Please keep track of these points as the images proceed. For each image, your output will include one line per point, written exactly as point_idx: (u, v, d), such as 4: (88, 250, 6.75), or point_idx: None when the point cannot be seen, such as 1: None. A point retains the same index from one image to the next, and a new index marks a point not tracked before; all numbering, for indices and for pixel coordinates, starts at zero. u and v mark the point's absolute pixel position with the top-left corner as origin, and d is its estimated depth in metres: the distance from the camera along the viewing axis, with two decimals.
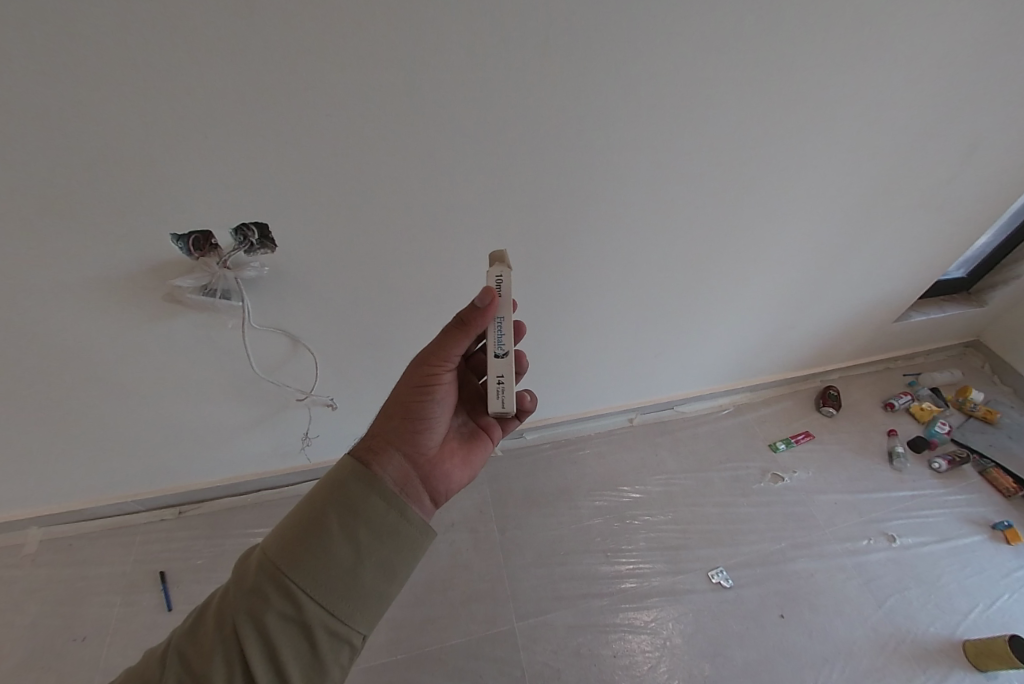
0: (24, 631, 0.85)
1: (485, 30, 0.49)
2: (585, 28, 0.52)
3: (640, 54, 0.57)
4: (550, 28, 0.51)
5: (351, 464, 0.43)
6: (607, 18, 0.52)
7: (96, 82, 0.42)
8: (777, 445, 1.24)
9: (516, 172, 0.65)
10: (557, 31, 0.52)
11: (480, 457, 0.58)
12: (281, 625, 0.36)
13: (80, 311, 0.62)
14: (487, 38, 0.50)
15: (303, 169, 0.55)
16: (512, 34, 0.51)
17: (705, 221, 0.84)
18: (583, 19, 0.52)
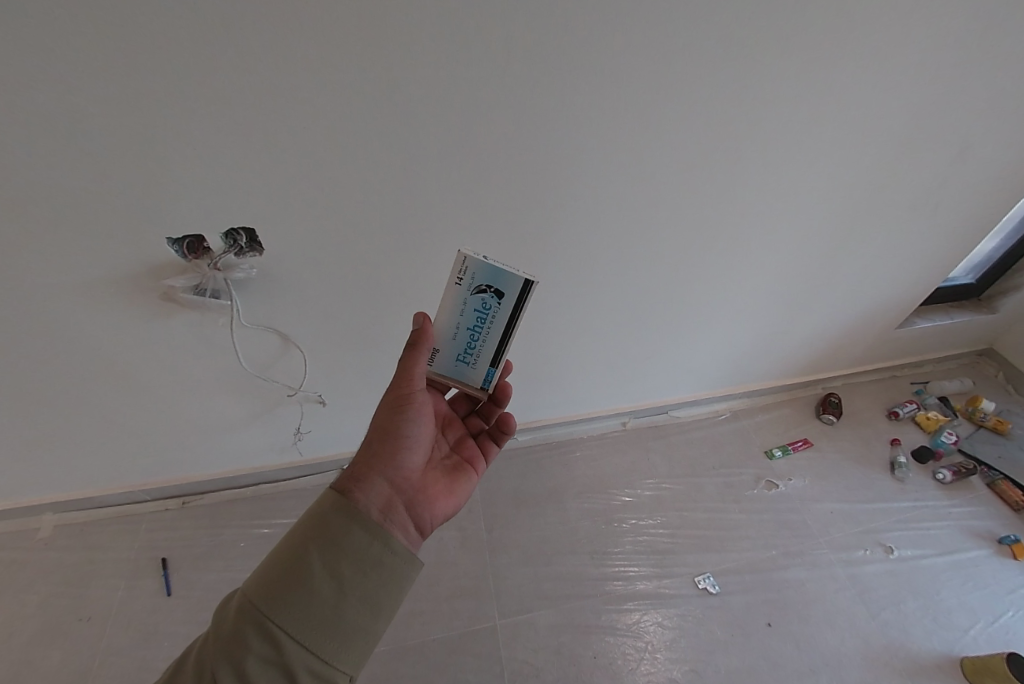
0: (37, 609, 0.91)
1: (448, 41, 0.52)
2: (547, 36, 0.54)
3: (604, 61, 0.58)
4: (511, 37, 0.53)
5: (337, 494, 0.44)
6: (568, 27, 0.54)
7: (88, 98, 0.47)
8: (773, 452, 1.23)
9: (491, 177, 0.67)
10: (520, 40, 0.54)
11: (467, 486, 0.60)
12: (260, 671, 0.35)
13: (86, 309, 0.67)
14: (451, 47, 0.53)
15: (282, 175, 0.58)
16: (475, 43, 0.53)
17: (687, 227, 0.85)
18: (544, 27, 0.53)
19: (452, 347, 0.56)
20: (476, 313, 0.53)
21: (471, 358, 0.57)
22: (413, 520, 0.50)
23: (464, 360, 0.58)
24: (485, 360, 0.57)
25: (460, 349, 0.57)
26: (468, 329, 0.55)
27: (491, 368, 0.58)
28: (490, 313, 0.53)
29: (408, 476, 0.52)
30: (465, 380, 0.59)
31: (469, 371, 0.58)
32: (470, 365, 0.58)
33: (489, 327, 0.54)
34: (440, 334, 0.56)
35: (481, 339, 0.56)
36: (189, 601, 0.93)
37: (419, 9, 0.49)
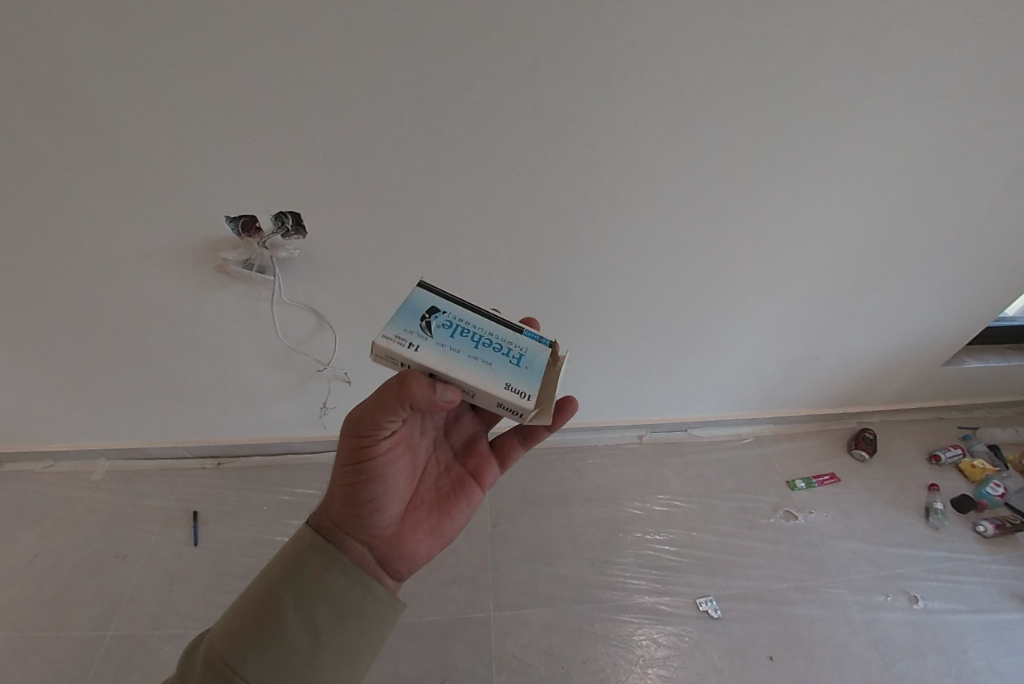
0: (85, 542, 1.02)
1: (483, 46, 0.56)
2: (575, 45, 0.58)
3: (631, 71, 0.61)
4: (542, 45, 0.57)
5: (312, 548, 0.48)
6: (596, 37, 0.57)
7: (172, 84, 0.55)
8: (795, 483, 1.18)
9: (518, 178, 0.70)
10: (550, 48, 0.57)
11: (463, 514, 0.62)
12: None
13: (152, 274, 0.76)
14: (485, 53, 0.57)
15: (326, 164, 0.65)
16: (508, 48, 0.57)
17: (714, 242, 0.85)
18: (573, 36, 0.57)
19: (500, 366, 0.48)
20: (455, 336, 0.48)
21: (514, 348, 0.49)
22: (391, 566, 0.54)
23: (519, 360, 0.49)
24: (514, 336, 0.50)
25: (506, 359, 0.49)
26: (477, 348, 0.48)
27: (525, 330, 0.51)
28: (453, 320, 0.49)
29: (386, 523, 0.54)
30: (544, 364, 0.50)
31: (531, 357, 0.49)
32: (522, 353, 0.49)
33: (473, 327, 0.50)
34: (481, 374, 0.47)
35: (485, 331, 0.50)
36: (212, 553, 1.01)
37: (458, 16, 0.54)
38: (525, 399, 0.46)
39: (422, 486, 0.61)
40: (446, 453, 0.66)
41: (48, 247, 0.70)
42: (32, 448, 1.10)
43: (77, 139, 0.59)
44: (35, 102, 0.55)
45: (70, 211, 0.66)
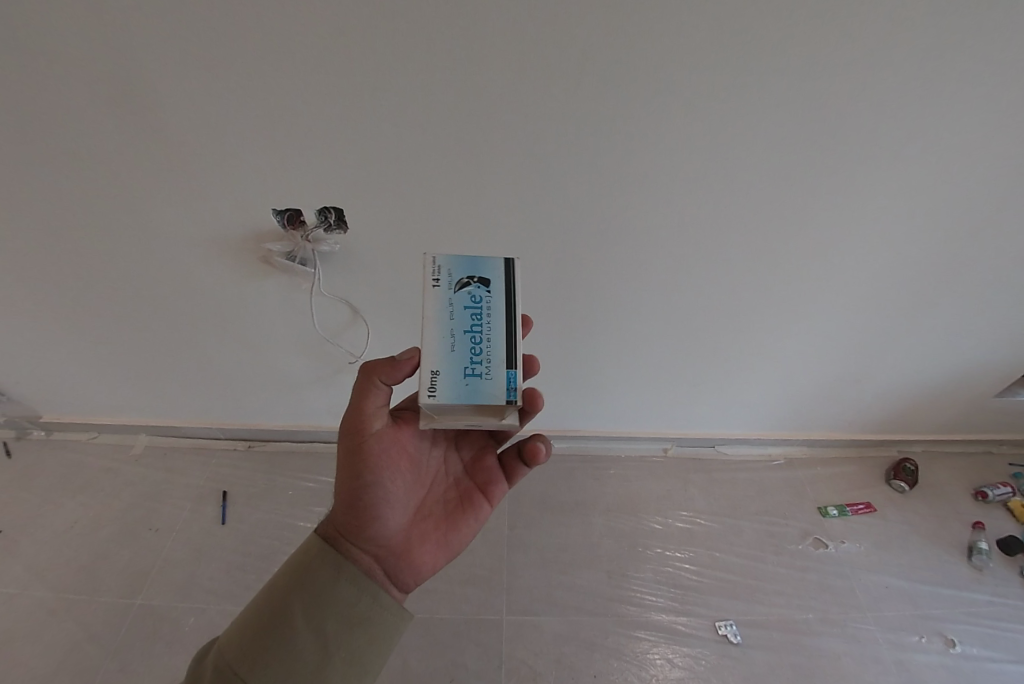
0: (123, 512, 1.07)
1: (533, 48, 0.56)
2: (626, 49, 0.57)
3: (682, 77, 0.59)
4: (593, 48, 0.56)
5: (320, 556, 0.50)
6: (649, 40, 0.56)
7: (231, 79, 0.58)
8: (827, 510, 1.14)
9: (558, 182, 0.70)
10: (601, 51, 0.57)
11: (469, 528, 0.63)
12: None
13: (202, 260, 0.80)
14: (535, 54, 0.57)
15: (369, 160, 0.66)
16: (558, 51, 0.57)
17: (755, 257, 0.83)
18: (625, 40, 0.56)
19: (457, 362, 0.51)
20: (468, 310, 0.54)
21: (482, 366, 0.52)
22: (398, 576, 0.55)
23: (476, 375, 0.51)
24: (499, 363, 0.52)
25: (467, 361, 0.52)
26: (466, 339, 0.52)
27: (510, 369, 0.52)
28: (483, 306, 0.54)
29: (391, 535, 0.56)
30: (486, 398, 0.50)
31: (489, 385, 0.51)
32: (484, 376, 0.51)
33: (486, 325, 0.53)
34: (435, 348, 0.52)
35: (483, 338, 0.53)
36: (238, 533, 1.04)
37: (510, 16, 0.54)
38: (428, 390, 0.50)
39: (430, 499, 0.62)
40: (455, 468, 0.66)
41: (110, 230, 0.75)
42: (79, 419, 1.16)
43: (142, 129, 0.62)
44: (109, 92, 0.59)
45: (133, 196, 0.70)
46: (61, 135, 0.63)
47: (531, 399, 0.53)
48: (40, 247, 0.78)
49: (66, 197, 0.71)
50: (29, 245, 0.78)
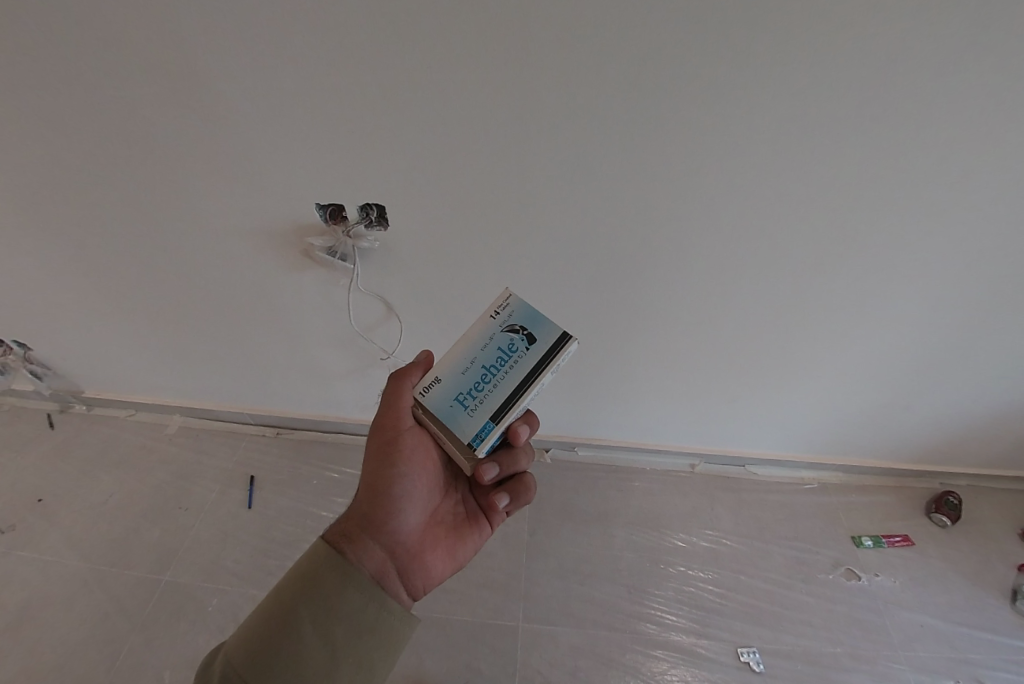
0: (155, 489, 1.11)
1: (594, 48, 0.54)
2: (693, 51, 0.54)
3: (749, 83, 0.56)
4: (657, 49, 0.54)
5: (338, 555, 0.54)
6: (717, 43, 0.53)
7: (284, 73, 0.58)
8: (861, 540, 1.09)
9: (604, 188, 0.68)
10: (665, 52, 0.54)
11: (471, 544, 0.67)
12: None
13: (244, 250, 0.81)
14: (595, 54, 0.54)
15: (415, 159, 0.65)
16: (620, 51, 0.54)
17: (805, 274, 0.79)
18: (692, 42, 0.53)
19: (458, 386, 0.56)
20: (498, 352, 0.56)
21: (472, 406, 0.55)
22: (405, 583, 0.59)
23: (463, 405, 0.55)
24: (486, 412, 0.54)
25: (466, 390, 0.56)
26: (477, 373, 0.56)
27: (489, 420, 0.53)
28: (512, 357, 0.55)
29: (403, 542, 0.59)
30: (454, 428, 0.55)
31: (465, 421, 0.54)
32: (468, 411, 0.55)
33: (502, 374, 0.55)
34: (450, 365, 0.57)
35: (490, 382, 0.55)
36: (263, 518, 1.06)
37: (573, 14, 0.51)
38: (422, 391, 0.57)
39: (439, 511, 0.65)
40: (460, 487, 0.70)
41: (158, 217, 0.77)
42: (119, 397, 1.20)
43: (195, 120, 0.63)
44: (169, 81, 0.60)
45: (185, 184, 0.72)
46: (122, 122, 0.65)
47: (479, 471, 0.56)
48: (94, 230, 0.81)
49: (120, 183, 0.73)
50: (85, 227, 0.81)
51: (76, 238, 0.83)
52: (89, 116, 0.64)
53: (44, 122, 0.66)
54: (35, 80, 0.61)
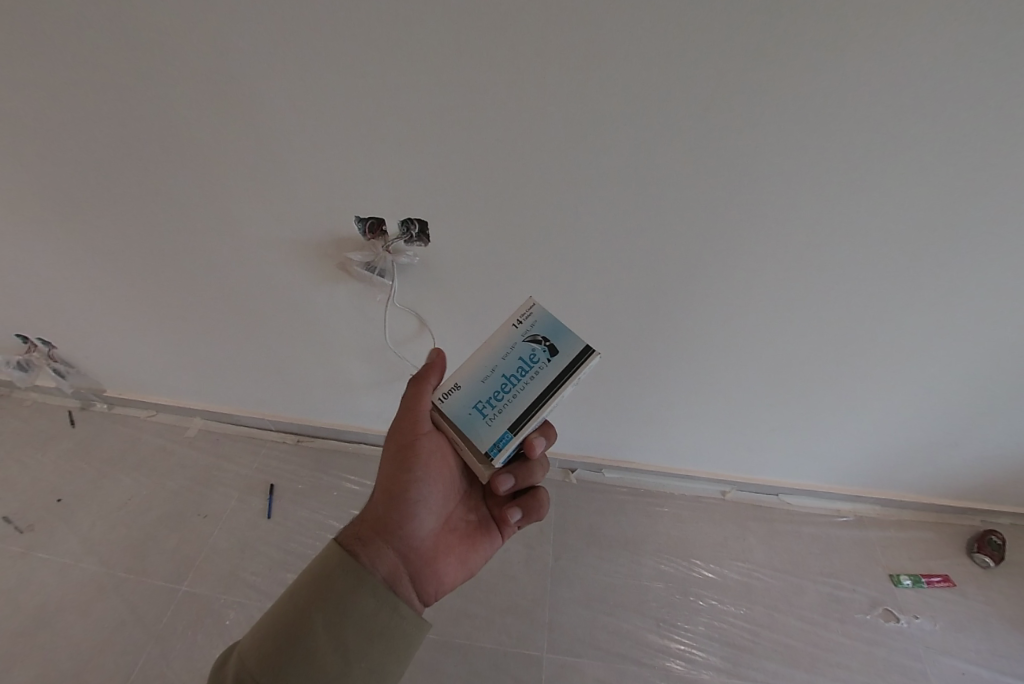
0: (173, 494, 1.09)
1: (666, 66, 0.50)
2: (775, 73, 0.49)
3: (833, 108, 0.51)
4: (736, 69, 0.49)
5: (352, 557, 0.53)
6: (804, 65, 0.48)
7: (331, 83, 0.55)
8: (901, 579, 1.04)
9: (661, 212, 0.64)
10: (745, 73, 0.49)
11: (482, 551, 0.66)
12: None
13: (278, 260, 0.78)
14: (668, 72, 0.50)
15: (462, 175, 0.62)
16: (694, 70, 0.50)
17: (866, 306, 0.74)
18: (775, 63, 0.48)
19: (477, 393, 0.53)
20: (518, 361, 0.53)
21: (489, 414, 0.51)
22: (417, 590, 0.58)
23: (481, 413, 0.52)
24: (504, 422, 0.50)
25: (484, 398, 0.52)
26: (496, 381, 0.53)
27: (508, 431, 0.50)
28: (534, 368, 0.53)
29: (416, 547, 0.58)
30: (470, 437, 0.51)
31: (482, 429, 0.51)
32: (485, 420, 0.51)
33: (522, 384, 0.52)
34: (470, 371, 0.54)
35: (510, 393, 0.52)
36: (282, 529, 1.04)
37: (648, 29, 0.47)
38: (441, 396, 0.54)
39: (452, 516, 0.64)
40: (476, 494, 0.69)
41: (193, 224, 0.75)
42: (140, 397, 1.19)
43: (237, 127, 0.61)
44: (210, 87, 0.57)
45: (221, 191, 0.69)
46: (160, 127, 0.62)
47: (495, 481, 0.55)
48: (127, 234, 0.79)
49: (155, 188, 0.71)
50: (117, 231, 0.79)
51: (107, 241, 0.81)
52: (127, 120, 0.62)
53: (82, 125, 0.64)
54: (74, 83, 0.59)
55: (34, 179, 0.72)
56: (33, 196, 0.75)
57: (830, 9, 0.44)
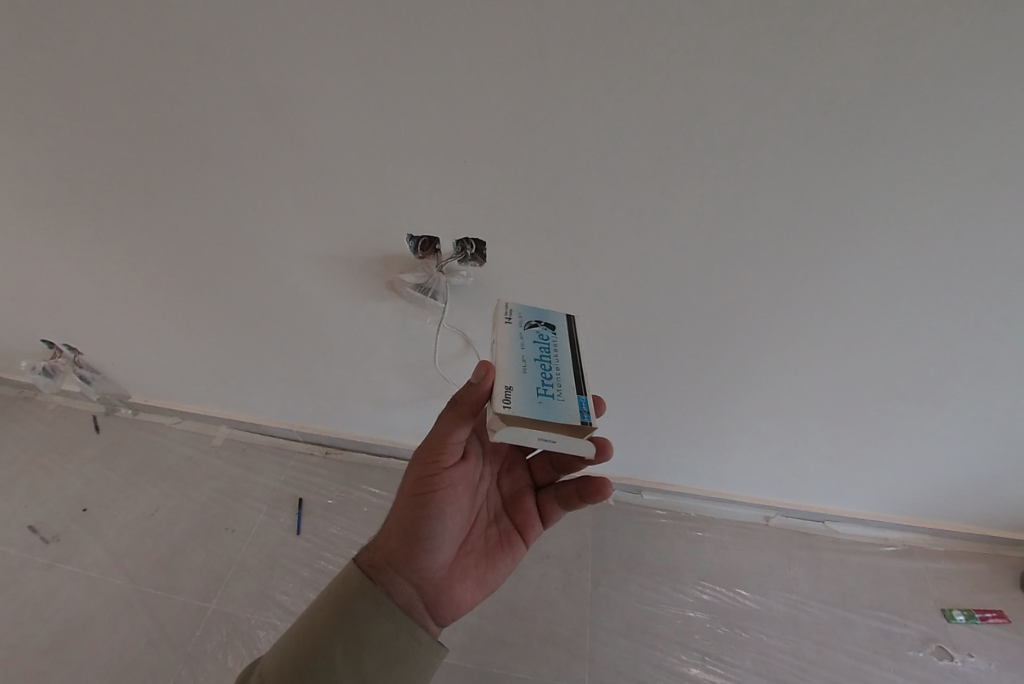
0: (201, 507, 1.08)
1: (756, 88, 0.46)
2: (875, 97, 0.45)
3: (936, 134, 0.47)
4: (834, 91, 0.45)
5: (367, 580, 0.51)
6: (909, 88, 0.44)
7: (386, 104, 0.51)
8: (954, 614, 0.99)
9: (733, 244, 0.60)
10: (844, 93, 0.45)
11: (505, 569, 0.60)
12: None
13: (321, 281, 0.75)
14: (758, 94, 0.46)
15: (521, 202, 0.58)
16: (789, 91, 0.46)
17: (947, 342, 0.69)
18: (877, 84, 0.44)
19: (529, 381, 0.45)
20: (534, 344, 0.50)
21: (554, 388, 0.45)
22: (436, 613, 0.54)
23: (548, 396, 0.45)
24: (569, 388, 0.46)
25: (538, 380, 0.46)
26: (534, 363, 0.47)
27: (581, 394, 0.46)
28: (550, 343, 0.50)
29: (434, 570, 0.54)
30: (555, 420, 0.43)
31: (563, 406, 0.44)
32: (558, 397, 0.45)
33: (555, 356, 0.49)
34: (508, 366, 0.46)
35: (554, 366, 0.48)
36: (313, 545, 1.03)
37: (742, 47, 0.43)
38: (501, 401, 0.43)
39: (471, 532, 0.59)
40: (497, 504, 0.63)
41: (234, 245, 0.73)
42: (166, 404, 1.19)
43: (281, 152, 0.58)
44: (259, 104, 0.54)
45: (263, 213, 0.67)
46: (202, 145, 0.59)
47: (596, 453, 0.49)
48: (166, 255, 0.77)
49: (194, 211, 0.69)
50: (155, 252, 0.77)
51: (143, 260, 0.80)
52: (167, 138, 0.59)
53: (119, 140, 0.61)
54: (113, 97, 0.56)
55: (71, 198, 0.71)
56: (70, 218, 0.74)
57: (939, 26, 0.41)
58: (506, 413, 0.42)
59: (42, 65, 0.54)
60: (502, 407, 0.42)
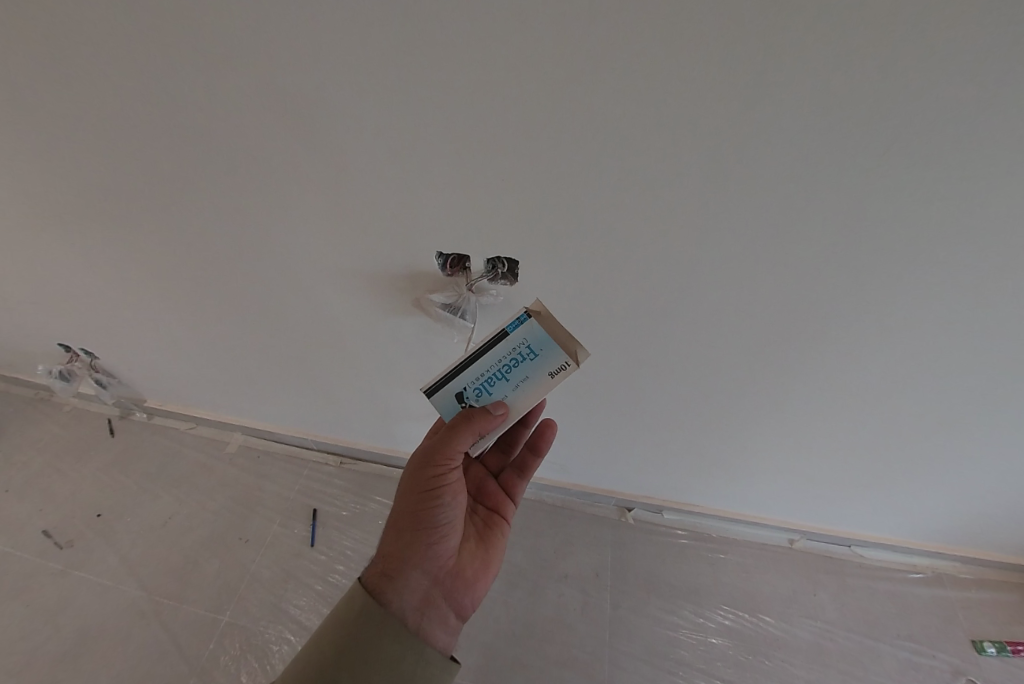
0: (215, 515, 1.08)
1: (819, 122, 0.41)
2: (950, 137, 0.40)
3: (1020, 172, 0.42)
4: (908, 127, 0.40)
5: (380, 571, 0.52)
6: (998, 124, 0.39)
7: (407, 131, 0.48)
8: (985, 646, 0.96)
9: (777, 274, 0.56)
10: (919, 129, 0.40)
11: (501, 544, 0.63)
12: None
13: (345, 297, 0.74)
14: (822, 127, 0.41)
15: (551, 228, 0.55)
16: (853, 124, 0.41)
17: (1001, 378, 0.64)
18: (963, 117, 0.39)
19: (532, 366, 0.50)
20: (492, 389, 0.50)
21: (522, 349, 0.50)
22: (450, 600, 0.55)
23: (534, 351, 0.50)
24: (507, 341, 0.50)
25: (526, 360, 0.50)
26: (514, 378, 0.50)
27: (513, 326, 0.49)
28: (482, 380, 0.50)
29: (444, 560, 0.55)
30: (545, 331, 0.50)
31: (535, 336, 0.50)
32: (531, 344, 0.50)
33: (497, 369, 0.50)
34: (533, 387, 0.50)
35: (504, 362, 0.50)
36: (327, 559, 1.01)
37: (809, 78, 0.38)
38: (569, 367, 0.49)
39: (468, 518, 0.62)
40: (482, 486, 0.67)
41: (258, 261, 0.71)
42: (180, 410, 1.18)
43: (301, 172, 0.56)
44: (280, 123, 0.51)
45: (285, 232, 0.65)
46: (223, 160, 0.57)
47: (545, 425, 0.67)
48: (189, 269, 0.77)
49: (217, 228, 0.68)
50: (178, 266, 0.77)
51: (165, 274, 0.79)
52: (189, 153, 0.57)
53: (141, 152, 0.59)
54: (133, 110, 0.54)
55: (92, 212, 0.70)
56: (91, 232, 0.74)
57: None
58: (574, 355, 0.50)
59: (59, 80, 0.52)
60: (569, 360, 0.50)
